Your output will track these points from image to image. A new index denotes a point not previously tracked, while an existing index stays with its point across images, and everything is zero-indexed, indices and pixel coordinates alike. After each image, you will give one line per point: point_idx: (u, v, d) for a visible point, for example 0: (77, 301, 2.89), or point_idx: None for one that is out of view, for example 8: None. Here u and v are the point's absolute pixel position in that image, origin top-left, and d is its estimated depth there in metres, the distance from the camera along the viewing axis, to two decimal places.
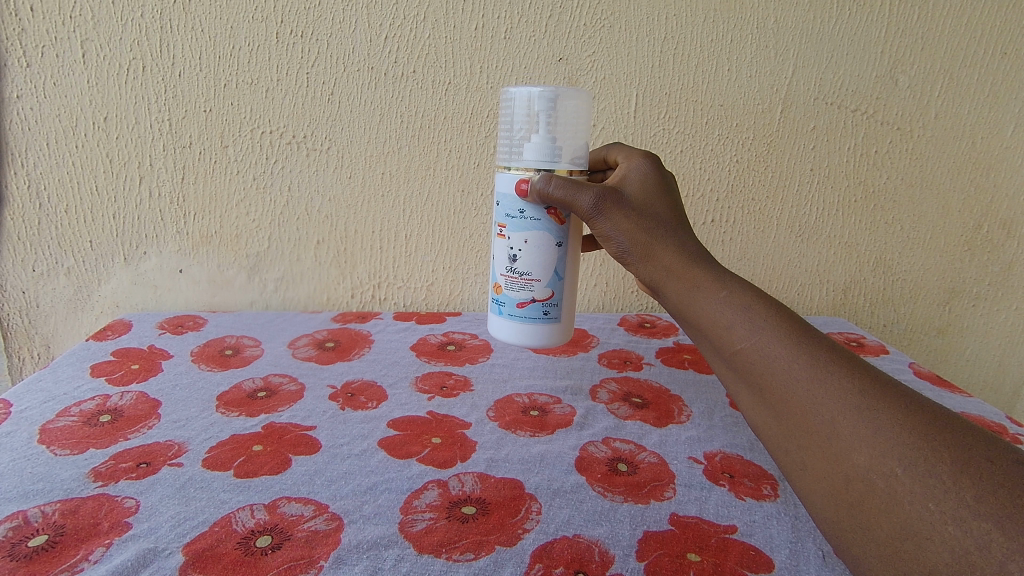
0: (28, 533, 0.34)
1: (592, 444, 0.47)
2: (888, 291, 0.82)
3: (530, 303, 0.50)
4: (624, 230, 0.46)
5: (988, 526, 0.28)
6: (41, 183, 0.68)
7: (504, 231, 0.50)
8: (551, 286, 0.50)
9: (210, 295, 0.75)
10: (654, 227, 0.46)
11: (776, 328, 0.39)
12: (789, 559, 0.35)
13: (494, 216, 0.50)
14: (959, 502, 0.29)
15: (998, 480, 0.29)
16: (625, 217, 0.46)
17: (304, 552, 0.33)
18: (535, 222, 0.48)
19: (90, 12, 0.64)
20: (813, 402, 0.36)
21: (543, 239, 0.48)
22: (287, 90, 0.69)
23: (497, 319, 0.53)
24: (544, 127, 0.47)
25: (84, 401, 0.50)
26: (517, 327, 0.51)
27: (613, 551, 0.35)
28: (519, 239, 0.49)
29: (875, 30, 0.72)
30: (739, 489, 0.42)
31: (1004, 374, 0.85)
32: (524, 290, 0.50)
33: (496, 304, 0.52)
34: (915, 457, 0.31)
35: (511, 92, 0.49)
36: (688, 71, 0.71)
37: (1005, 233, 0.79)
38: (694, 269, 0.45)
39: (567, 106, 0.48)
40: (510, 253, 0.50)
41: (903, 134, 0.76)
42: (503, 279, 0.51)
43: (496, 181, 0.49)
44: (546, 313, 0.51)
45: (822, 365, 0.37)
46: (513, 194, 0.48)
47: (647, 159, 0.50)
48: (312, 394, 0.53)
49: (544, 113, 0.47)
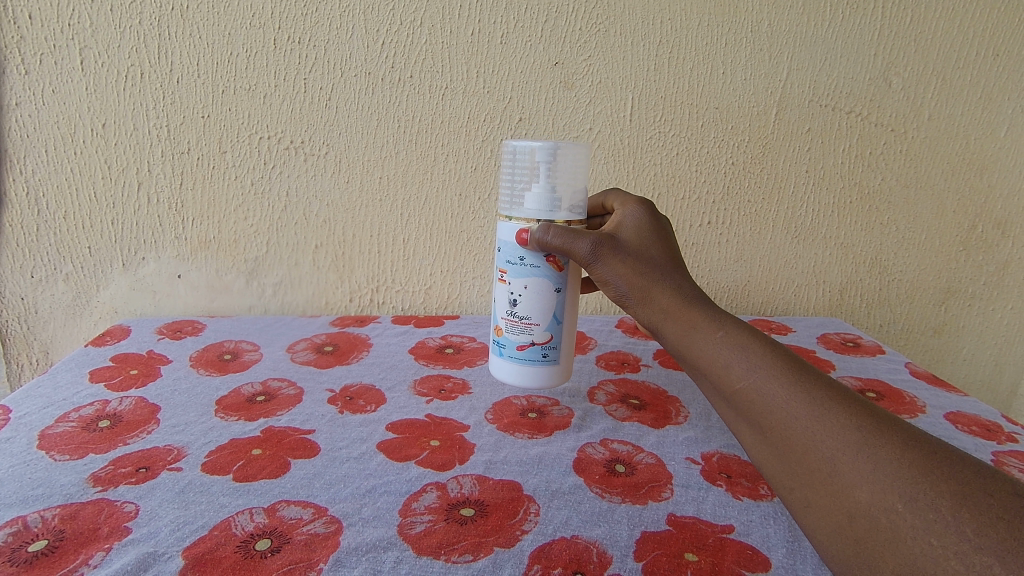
0: (28, 538, 0.34)
1: (590, 446, 0.47)
2: (884, 292, 0.82)
3: (530, 346, 0.50)
4: (621, 275, 0.47)
5: (989, 560, 0.26)
6: (39, 190, 0.68)
7: (505, 277, 0.50)
8: (550, 330, 0.50)
9: (209, 300, 0.75)
10: (651, 272, 0.47)
11: (766, 359, 0.39)
12: (786, 558, 0.35)
13: (495, 261, 0.50)
14: (960, 536, 0.27)
15: (997, 513, 0.28)
16: (622, 262, 0.47)
17: (303, 556, 0.33)
18: (535, 269, 0.48)
19: (88, 20, 0.65)
20: (809, 414, 0.35)
21: (543, 286, 0.48)
22: (284, 96, 0.69)
23: (498, 359, 0.53)
24: (544, 178, 0.47)
25: (84, 406, 0.50)
26: (517, 368, 0.52)
27: (611, 552, 0.35)
28: (519, 285, 0.49)
29: (869, 32, 0.73)
30: (737, 489, 0.42)
31: (999, 373, 0.86)
32: (524, 334, 0.50)
33: (497, 345, 0.53)
34: (914, 491, 0.30)
35: (510, 144, 0.49)
36: (682, 74, 0.72)
37: (1000, 233, 0.80)
38: (692, 310, 0.44)
39: (567, 157, 0.48)
40: (510, 298, 0.50)
41: (897, 135, 0.76)
42: (503, 322, 0.51)
43: (497, 230, 0.49)
44: (545, 356, 0.51)
45: (812, 391, 0.36)
46: (513, 242, 0.48)
47: (642, 205, 0.51)
48: (312, 397, 0.54)
49: (544, 165, 0.47)
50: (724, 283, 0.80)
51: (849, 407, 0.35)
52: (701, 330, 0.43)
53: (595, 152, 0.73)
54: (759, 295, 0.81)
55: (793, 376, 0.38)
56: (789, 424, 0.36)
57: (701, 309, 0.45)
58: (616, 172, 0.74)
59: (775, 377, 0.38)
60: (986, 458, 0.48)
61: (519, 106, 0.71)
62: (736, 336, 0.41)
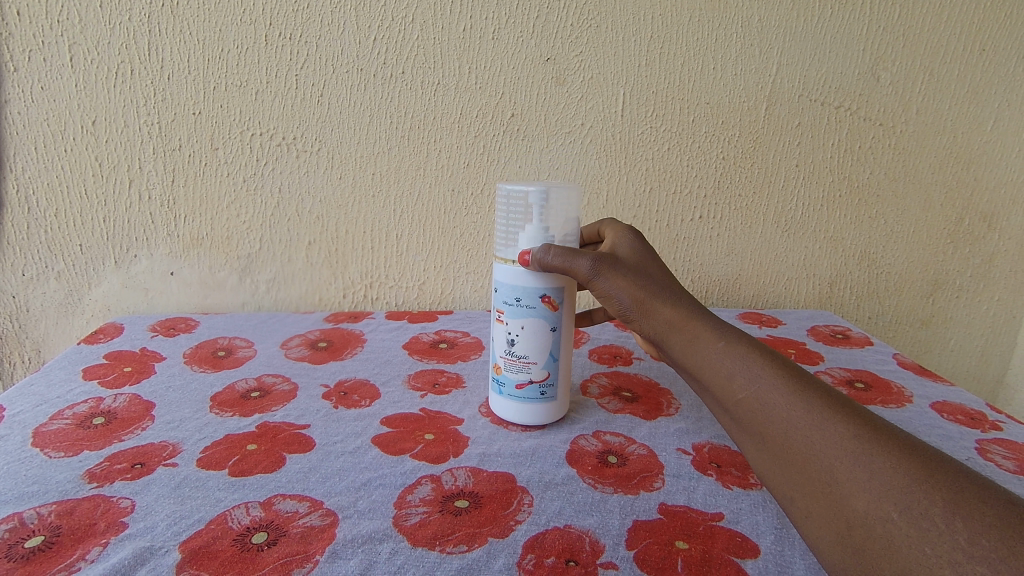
0: (24, 534, 0.34)
1: (583, 438, 0.48)
2: (873, 284, 0.83)
3: (528, 385, 0.46)
4: (622, 288, 0.46)
5: (982, 569, 0.26)
6: (29, 188, 0.68)
7: (501, 316, 0.46)
8: (549, 367, 0.46)
9: (202, 297, 0.75)
10: (650, 285, 0.46)
11: (759, 364, 0.40)
12: (774, 544, 0.36)
13: (491, 302, 0.46)
14: (954, 545, 0.28)
15: (993, 522, 0.28)
16: (622, 276, 0.46)
17: (299, 548, 0.34)
18: (533, 308, 0.45)
19: (78, 16, 0.64)
20: (808, 421, 0.36)
21: (540, 324, 0.45)
22: (275, 93, 0.69)
23: (495, 400, 0.49)
24: (537, 219, 0.44)
25: (77, 404, 0.50)
26: (515, 405, 0.47)
27: (604, 540, 0.36)
28: (516, 324, 0.45)
29: (857, 27, 0.73)
30: (726, 479, 0.43)
31: (985, 364, 0.87)
32: (521, 374, 0.46)
33: (493, 384, 0.49)
34: (909, 501, 0.30)
35: (501, 186, 0.46)
36: (674, 69, 0.72)
37: (986, 225, 0.81)
38: (695, 320, 0.44)
39: (558, 196, 0.45)
40: (507, 338, 0.45)
41: (886, 129, 0.77)
42: (501, 362, 0.47)
43: (493, 271, 0.46)
44: (543, 394, 0.47)
45: (810, 398, 0.37)
46: (509, 283, 0.45)
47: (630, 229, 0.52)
48: (306, 393, 0.54)
49: (537, 206, 0.44)
50: (715, 278, 0.81)
51: (846, 414, 0.35)
52: (698, 340, 0.43)
53: (587, 147, 0.74)
54: (749, 288, 0.82)
55: (783, 382, 0.38)
56: (787, 426, 0.36)
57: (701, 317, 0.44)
58: (608, 168, 0.75)
59: (768, 382, 0.39)
60: (971, 447, 0.49)
61: (511, 103, 0.71)
62: (729, 346, 0.42)
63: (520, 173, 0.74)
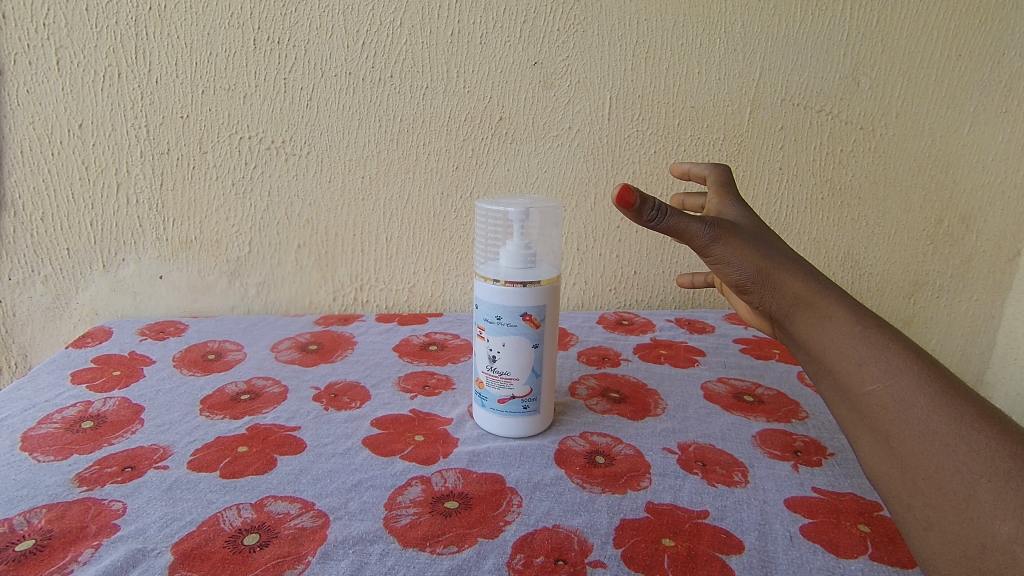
0: (14, 539, 0.34)
1: (570, 439, 0.48)
2: (856, 285, 0.85)
3: (510, 400, 0.46)
4: (744, 257, 0.44)
5: None
6: (15, 191, 0.68)
7: (482, 333, 0.46)
8: (530, 383, 0.46)
9: (190, 301, 0.75)
10: (774, 254, 0.44)
11: None
12: (758, 540, 0.37)
13: (472, 318, 0.46)
14: None
15: None
16: (743, 244, 0.44)
17: (291, 549, 0.34)
18: (514, 326, 0.44)
19: (63, 19, 0.64)
20: (951, 430, 0.34)
21: (521, 341, 0.45)
22: (264, 96, 0.69)
23: (478, 413, 0.49)
24: (518, 236, 0.45)
25: (66, 408, 0.50)
26: (497, 418, 0.47)
27: (592, 539, 0.37)
28: (496, 341, 0.45)
29: (837, 33, 0.75)
30: (711, 477, 0.44)
31: (966, 362, 0.88)
32: (503, 389, 0.46)
33: (477, 397, 0.49)
34: None
35: (482, 207, 0.46)
36: (658, 74, 0.73)
37: (965, 227, 0.83)
38: (823, 297, 0.42)
39: (538, 216, 0.45)
40: (489, 355, 0.45)
41: (866, 134, 0.79)
42: (482, 377, 0.47)
43: (472, 289, 0.46)
44: (526, 409, 0.47)
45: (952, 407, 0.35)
46: (489, 301, 0.45)
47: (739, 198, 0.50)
48: (296, 395, 0.54)
49: (517, 222, 0.44)
50: None
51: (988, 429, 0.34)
52: (826, 315, 0.41)
53: (574, 151, 0.75)
54: None
55: None
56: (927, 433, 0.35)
57: (783, 290, 0.43)
58: (596, 171, 0.76)
59: None
60: None
61: (499, 106, 0.72)
62: (836, 326, 0.40)
63: (509, 176, 0.75)
